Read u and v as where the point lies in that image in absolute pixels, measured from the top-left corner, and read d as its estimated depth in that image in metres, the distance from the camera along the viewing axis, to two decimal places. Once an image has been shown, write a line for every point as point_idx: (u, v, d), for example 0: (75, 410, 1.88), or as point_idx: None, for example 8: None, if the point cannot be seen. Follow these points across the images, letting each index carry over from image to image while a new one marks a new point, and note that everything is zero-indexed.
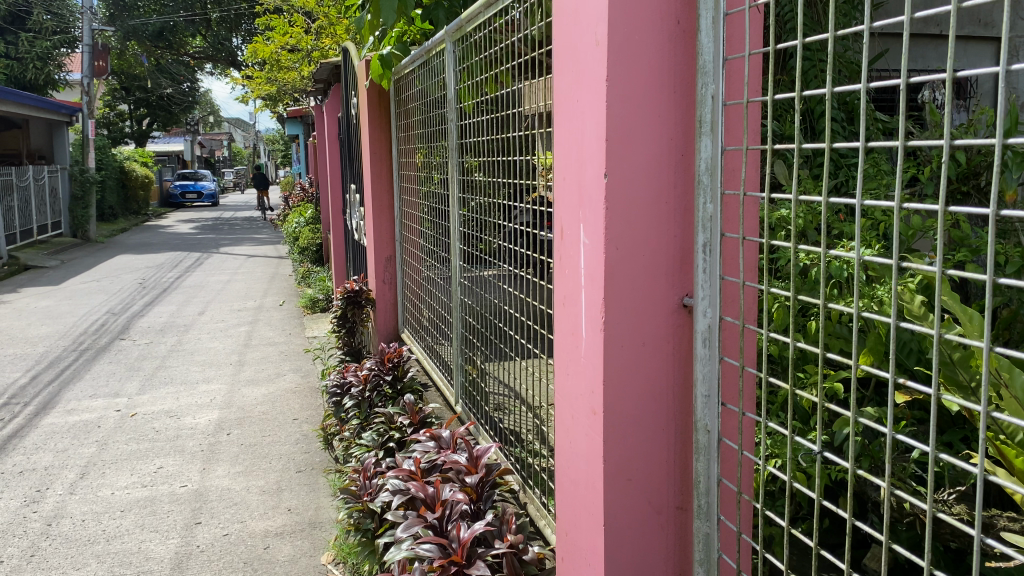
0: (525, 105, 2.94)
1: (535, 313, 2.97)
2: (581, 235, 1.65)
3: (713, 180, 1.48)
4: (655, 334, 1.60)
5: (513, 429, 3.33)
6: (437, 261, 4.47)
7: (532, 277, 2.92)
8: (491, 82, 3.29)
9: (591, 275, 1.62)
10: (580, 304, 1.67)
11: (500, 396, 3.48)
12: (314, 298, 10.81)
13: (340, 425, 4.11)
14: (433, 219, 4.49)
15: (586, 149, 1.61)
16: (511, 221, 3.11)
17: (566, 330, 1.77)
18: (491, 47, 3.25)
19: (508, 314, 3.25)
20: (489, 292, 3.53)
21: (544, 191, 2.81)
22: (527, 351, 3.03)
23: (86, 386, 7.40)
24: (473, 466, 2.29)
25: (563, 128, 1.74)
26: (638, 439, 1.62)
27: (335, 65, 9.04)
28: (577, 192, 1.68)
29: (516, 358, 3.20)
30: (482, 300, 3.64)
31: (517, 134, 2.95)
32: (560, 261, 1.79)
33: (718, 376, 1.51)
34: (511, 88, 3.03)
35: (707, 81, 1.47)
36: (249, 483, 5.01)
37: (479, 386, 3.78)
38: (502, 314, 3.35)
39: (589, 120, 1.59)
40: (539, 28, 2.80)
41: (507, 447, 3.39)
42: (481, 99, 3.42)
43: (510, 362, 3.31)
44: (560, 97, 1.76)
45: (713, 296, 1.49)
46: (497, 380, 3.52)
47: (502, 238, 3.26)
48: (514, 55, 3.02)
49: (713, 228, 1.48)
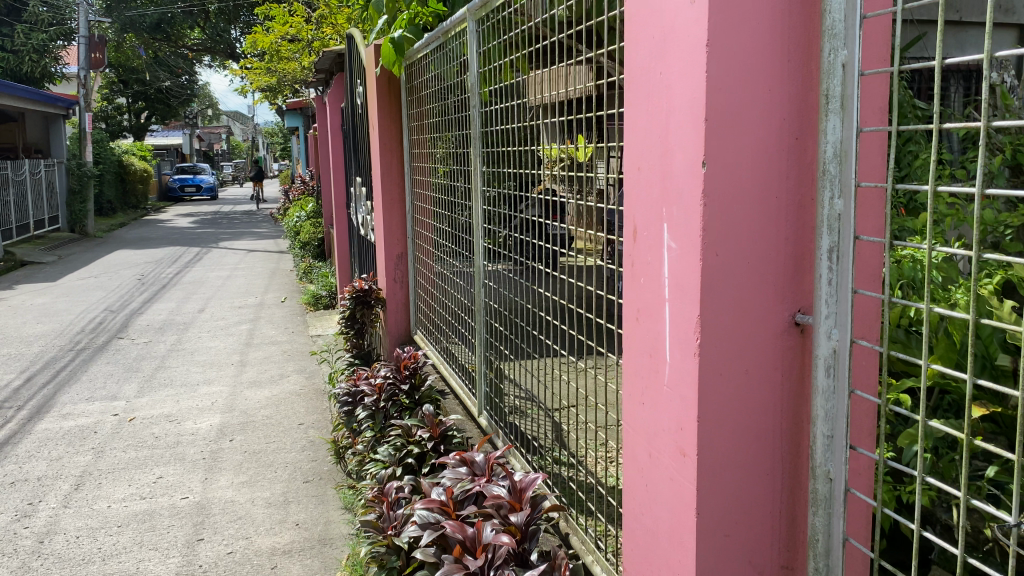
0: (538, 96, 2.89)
1: (552, 311, 2.94)
2: (665, 237, 1.36)
3: (843, 169, 1.18)
4: (761, 361, 1.30)
5: (529, 430, 3.28)
6: (444, 256, 4.38)
7: (544, 275, 2.88)
8: (508, 70, 3.16)
9: (677, 287, 1.32)
10: (662, 321, 1.38)
11: (515, 398, 3.42)
12: (317, 294, 10.54)
13: (353, 437, 3.87)
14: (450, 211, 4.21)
15: (673, 134, 1.31)
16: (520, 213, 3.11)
17: (641, 353, 1.47)
18: (510, 30, 3.07)
19: (522, 311, 3.19)
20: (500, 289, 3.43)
21: (549, 184, 2.80)
22: (543, 350, 2.99)
23: (83, 388, 7.11)
24: (517, 502, 1.99)
25: (636, 109, 1.44)
26: (737, 486, 1.33)
27: (338, 54, 8.77)
28: (656, 184, 1.38)
29: (531, 357, 3.14)
30: (492, 297, 3.56)
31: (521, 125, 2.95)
32: (632, 271, 1.50)
33: (846, 414, 1.22)
34: (526, 77, 2.96)
35: (837, 46, 1.17)
36: (254, 495, 4.72)
37: (493, 388, 3.67)
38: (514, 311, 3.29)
39: (678, 99, 1.29)
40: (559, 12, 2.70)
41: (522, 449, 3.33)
42: (496, 88, 3.29)
43: (524, 362, 3.24)
44: (632, 73, 1.46)
45: (841, 316, 1.20)
46: (511, 381, 3.45)
47: (512, 233, 3.20)
48: (531, 42, 2.92)
49: (843, 231, 1.19)
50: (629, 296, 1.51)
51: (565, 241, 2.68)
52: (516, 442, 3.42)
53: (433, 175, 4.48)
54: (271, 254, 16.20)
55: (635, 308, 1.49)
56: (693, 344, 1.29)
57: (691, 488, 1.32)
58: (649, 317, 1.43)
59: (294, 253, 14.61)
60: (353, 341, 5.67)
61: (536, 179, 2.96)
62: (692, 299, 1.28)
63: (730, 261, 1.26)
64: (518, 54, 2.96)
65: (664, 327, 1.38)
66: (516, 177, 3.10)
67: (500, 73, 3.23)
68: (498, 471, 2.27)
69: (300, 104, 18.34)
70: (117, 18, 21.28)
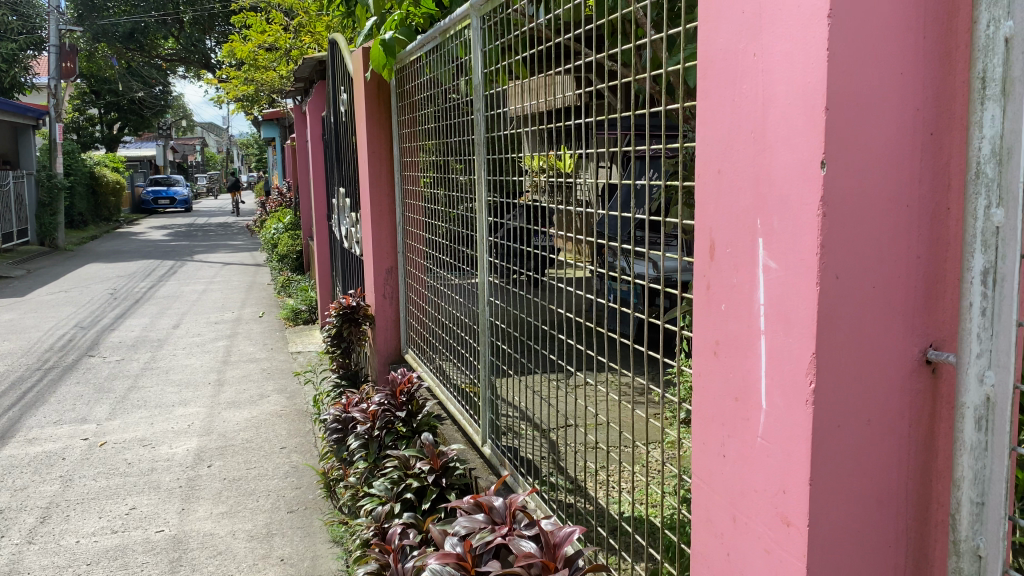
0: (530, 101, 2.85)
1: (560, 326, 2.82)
2: (759, 255, 1.11)
3: (1003, 169, 0.94)
4: (883, 406, 1.06)
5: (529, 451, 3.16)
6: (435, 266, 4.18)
7: (549, 289, 2.77)
8: (504, 73, 3.07)
9: (778, 317, 1.07)
10: (755, 357, 1.13)
11: (514, 417, 3.29)
12: (297, 309, 10.23)
13: (344, 468, 3.62)
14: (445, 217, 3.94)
15: (772, 130, 1.06)
16: (512, 219, 3.05)
17: (722, 397, 1.22)
18: (512, 31, 2.91)
19: (522, 326, 3.05)
20: (500, 300, 3.25)
21: (534, 195, 2.86)
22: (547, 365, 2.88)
23: (51, 411, 6.75)
24: (552, 562, 1.74)
25: (715, 102, 1.19)
26: (855, 561, 1.07)
27: (318, 61, 8.53)
28: (744, 190, 1.13)
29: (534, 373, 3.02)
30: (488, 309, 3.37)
31: (506, 133, 3.01)
32: (708, 295, 1.25)
33: (1004, 475, 0.98)
34: (523, 80, 2.89)
35: (997, 17, 0.93)
36: (235, 528, 4.42)
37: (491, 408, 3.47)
38: (515, 325, 3.14)
39: (781, 86, 1.04)
40: (567, 13, 2.61)
41: (519, 469, 3.20)
42: (495, 89, 3.15)
43: (525, 377, 3.11)
44: (707, 58, 1.22)
45: (997, 353, 0.96)
46: (511, 400, 3.31)
47: (511, 242, 3.07)
48: (530, 46, 2.84)
49: (1003, 248, 0.95)
50: (702, 325, 1.26)
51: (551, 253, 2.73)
52: (518, 466, 3.21)
53: (427, 181, 4.21)
54: (248, 267, 15.84)
55: (711, 341, 1.24)
56: (803, 388, 1.04)
57: (800, 566, 1.07)
58: (735, 353, 1.18)
59: (272, 266, 14.27)
60: (340, 361, 5.34)
61: (519, 187, 3.01)
62: (803, 334, 1.03)
63: (853, 287, 1.02)
64: (513, 58, 2.90)
65: (759, 366, 1.13)
66: (502, 185, 3.11)
67: (499, 77, 3.09)
68: (520, 518, 2.02)
69: (277, 114, 18.03)
70: (89, 27, 20.92)
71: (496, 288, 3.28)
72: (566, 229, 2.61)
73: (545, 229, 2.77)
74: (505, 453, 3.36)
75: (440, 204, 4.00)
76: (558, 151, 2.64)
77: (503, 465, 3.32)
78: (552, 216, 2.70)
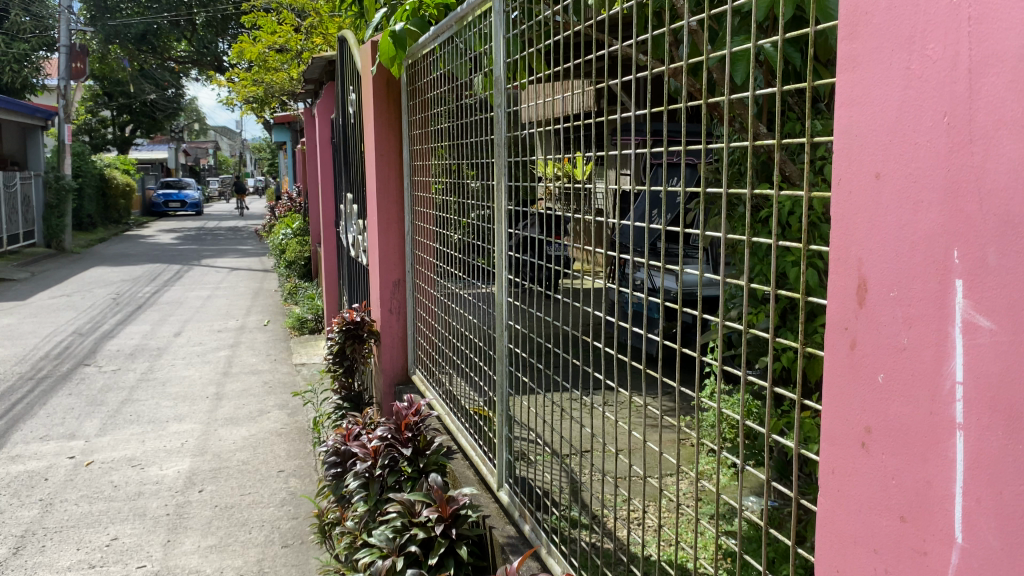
0: (547, 100, 2.50)
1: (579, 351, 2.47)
2: (956, 309, 0.79)
3: None
4: None
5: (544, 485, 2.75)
6: (445, 276, 3.81)
7: (573, 308, 2.38)
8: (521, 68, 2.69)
9: (991, 408, 0.77)
10: (949, 455, 0.82)
11: (527, 446, 2.88)
12: (302, 318, 9.91)
13: (343, 510, 3.21)
14: (459, 221, 3.53)
15: (988, 118, 0.75)
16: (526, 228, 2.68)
17: (878, 511, 0.92)
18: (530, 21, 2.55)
19: (539, 346, 2.65)
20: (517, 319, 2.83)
21: (546, 202, 2.54)
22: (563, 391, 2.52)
23: (38, 425, 6.38)
24: None
25: (874, 71, 0.87)
26: None
27: (330, 61, 8.21)
28: (933, 214, 0.82)
29: (547, 396, 2.64)
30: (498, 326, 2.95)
31: (523, 135, 2.66)
32: (852, 357, 0.93)
33: None
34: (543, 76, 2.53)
35: None
36: (224, 565, 4.02)
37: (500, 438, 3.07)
38: (530, 346, 2.73)
39: (1012, 42, 0.72)
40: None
41: (534, 510, 2.78)
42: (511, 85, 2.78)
43: (540, 401, 2.70)
44: (860, 7, 0.90)
45: None
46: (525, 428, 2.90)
47: (528, 254, 2.68)
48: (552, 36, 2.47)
49: None
50: (840, 402, 0.95)
51: (565, 262, 2.39)
52: (530, 503, 2.81)
53: (437, 183, 3.84)
54: (255, 273, 15.52)
55: (858, 427, 0.93)
56: None
57: None
58: (902, 451, 0.87)
59: (279, 272, 13.93)
60: (343, 381, 4.88)
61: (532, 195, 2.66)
62: None
63: None
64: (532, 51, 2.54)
65: (951, 476, 0.82)
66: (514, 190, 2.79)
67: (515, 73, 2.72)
68: None
69: (287, 119, 17.74)
70: (101, 28, 20.71)
71: (511, 303, 2.87)
72: (581, 238, 2.30)
73: (556, 237, 2.46)
74: (518, 488, 2.94)
75: (451, 211, 3.63)
76: (575, 155, 2.32)
77: (516, 503, 2.91)
78: (568, 225, 2.37)
